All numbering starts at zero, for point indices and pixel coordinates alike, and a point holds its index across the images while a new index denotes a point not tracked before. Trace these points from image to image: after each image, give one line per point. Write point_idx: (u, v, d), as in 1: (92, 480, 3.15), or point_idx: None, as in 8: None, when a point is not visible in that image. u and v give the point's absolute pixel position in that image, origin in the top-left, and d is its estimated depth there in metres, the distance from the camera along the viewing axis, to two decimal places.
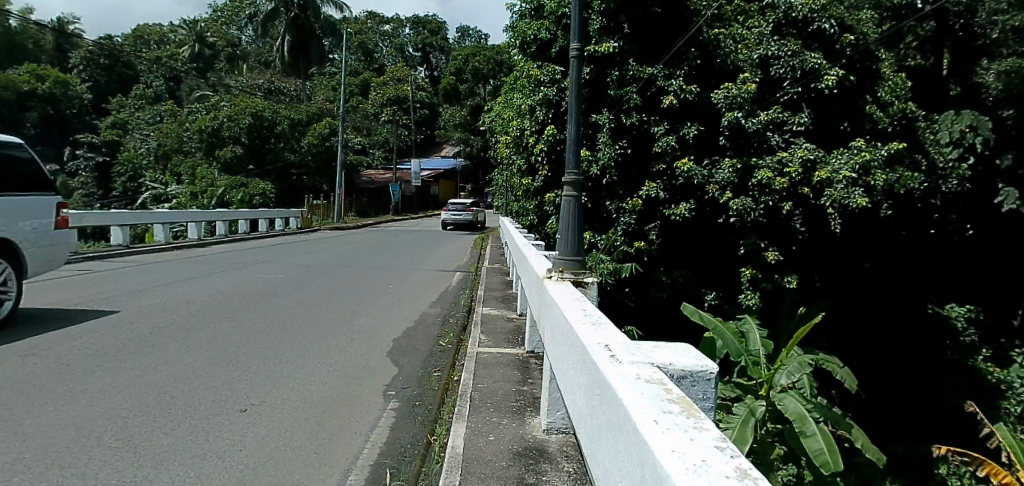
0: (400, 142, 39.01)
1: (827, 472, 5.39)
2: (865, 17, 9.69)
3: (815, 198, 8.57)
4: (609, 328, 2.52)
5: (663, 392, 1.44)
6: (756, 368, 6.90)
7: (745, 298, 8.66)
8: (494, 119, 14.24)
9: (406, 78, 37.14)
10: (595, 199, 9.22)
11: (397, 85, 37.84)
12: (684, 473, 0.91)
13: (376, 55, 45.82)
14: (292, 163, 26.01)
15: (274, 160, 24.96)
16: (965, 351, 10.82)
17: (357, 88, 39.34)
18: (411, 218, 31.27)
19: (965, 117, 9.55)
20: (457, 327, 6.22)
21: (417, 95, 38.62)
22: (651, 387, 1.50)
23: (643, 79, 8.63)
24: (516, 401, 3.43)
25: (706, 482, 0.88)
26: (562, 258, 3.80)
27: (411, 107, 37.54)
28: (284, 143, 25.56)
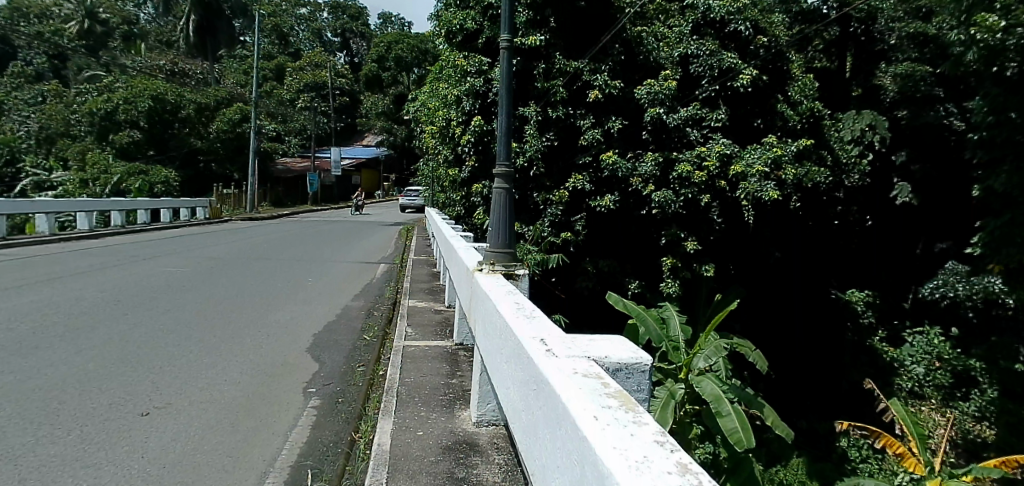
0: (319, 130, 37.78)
1: (740, 448, 5.63)
2: (778, 20, 10.25)
3: (731, 192, 8.99)
4: (545, 321, 2.52)
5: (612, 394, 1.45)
6: (676, 354, 7.21)
7: (666, 286, 8.90)
8: (418, 108, 14.14)
9: (325, 64, 36.02)
10: (522, 190, 9.24)
11: (314, 71, 36.55)
12: (627, 470, 0.87)
13: (291, 38, 44.07)
14: (200, 149, 24.54)
15: (178, 146, 23.48)
16: (864, 332, 11.77)
17: (271, 73, 37.63)
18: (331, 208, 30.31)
19: (865, 116, 10.68)
20: (381, 320, 6.05)
21: (335, 81, 37.24)
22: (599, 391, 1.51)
23: (569, 74, 8.73)
24: (445, 395, 3.33)
25: (652, 478, 0.85)
26: (493, 250, 3.71)
27: (330, 94, 36.35)
28: (189, 129, 24.19)
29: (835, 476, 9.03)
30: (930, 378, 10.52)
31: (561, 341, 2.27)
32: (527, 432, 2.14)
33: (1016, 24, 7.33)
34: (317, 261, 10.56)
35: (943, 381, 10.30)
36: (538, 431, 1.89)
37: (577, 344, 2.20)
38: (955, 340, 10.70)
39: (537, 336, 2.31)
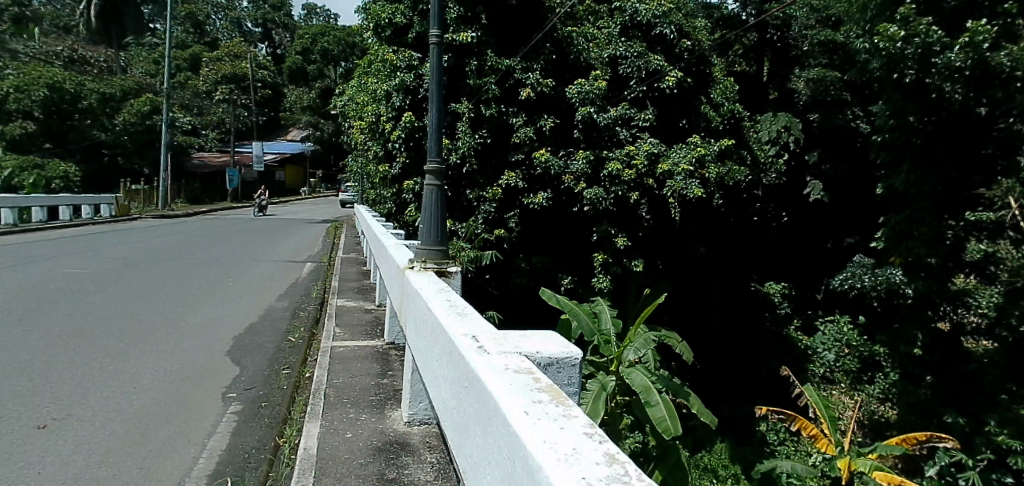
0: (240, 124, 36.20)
1: (669, 435, 6.07)
2: (700, 25, 10.67)
3: (659, 189, 9.24)
4: (476, 318, 2.52)
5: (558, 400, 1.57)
6: (608, 347, 7.36)
7: (597, 281, 9.12)
8: (346, 102, 13.84)
9: (245, 55, 34.49)
10: (455, 187, 9.22)
11: (233, 62, 34.94)
12: (559, 464, 1.00)
13: (207, 27, 41.98)
14: (103, 142, 22.93)
15: (78, 138, 22.04)
16: (781, 321, 12.62)
17: (185, 62, 35.68)
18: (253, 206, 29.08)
19: (782, 119, 11.49)
20: (308, 321, 5.86)
21: (257, 73, 35.73)
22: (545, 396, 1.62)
23: (502, 71, 8.76)
24: (375, 395, 3.27)
25: (579, 469, 0.98)
26: (425, 248, 3.67)
27: (251, 86, 34.86)
28: (91, 120, 22.58)
29: (755, 459, 9.68)
30: (839, 363, 11.59)
31: (494, 337, 2.31)
32: (458, 429, 2.14)
33: (913, 34, 8.01)
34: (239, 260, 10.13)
35: (852, 366, 11.37)
36: (472, 428, 1.94)
37: (511, 341, 2.31)
38: (862, 327, 11.62)
39: (469, 334, 2.31)
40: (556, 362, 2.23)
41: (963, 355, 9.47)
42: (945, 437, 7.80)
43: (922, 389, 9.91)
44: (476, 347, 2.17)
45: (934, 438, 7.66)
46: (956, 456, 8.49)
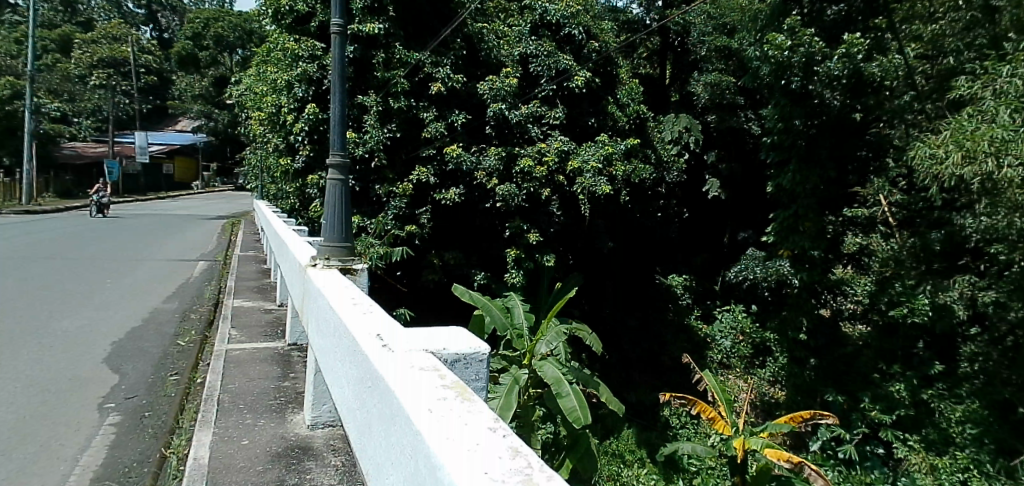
0: (122, 113, 33.44)
1: (579, 425, 6.40)
2: (607, 27, 11.01)
3: (569, 185, 9.49)
4: (381, 316, 2.48)
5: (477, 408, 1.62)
6: (521, 341, 7.62)
7: (510, 276, 9.26)
8: (243, 92, 13.15)
9: (127, 37, 31.82)
10: (363, 182, 8.90)
11: (112, 45, 32.13)
12: (475, 471, 1.08)
13: (79, 6, 38.37)
14: None
15: None
16: (683, 311, 13.42)
17: (55, 43, 32.47)
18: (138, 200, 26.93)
19: (683, 120, 12.11)
20: (200, 324, 5.51)
21: (142, 57, 33.04)
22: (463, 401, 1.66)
23: (410, 65, 8.64)
24: (275, 399, 3.14)
25: (494, 474, 1.08)
26: (328, 245, 3.56)
27: (135, 72, 32.24)
28: None
29: (660, 443, 10.40)
30: (735, 350, 12.24)
31: (399, 334, 2.30)
32: (361, 428, 2.11)
33: (798, 44, 8.73)
34: (119, 260, 9.33)
35: (745, 352, 12.00)
36: (375, 429, 1.93)
37: (416, 338, 2.33)
38: (755, 315, 12.50)
39: (374, 332, 2.27)
40: (464, 358, 2.30)
41: (842, 339, 10.59)
42: (826, 414, 8.52)
43: (807, 371, 10.60)
44: (381, 345, 2.14)
45: (817, 415, 8.36)
46: (835, 432, 9.56)
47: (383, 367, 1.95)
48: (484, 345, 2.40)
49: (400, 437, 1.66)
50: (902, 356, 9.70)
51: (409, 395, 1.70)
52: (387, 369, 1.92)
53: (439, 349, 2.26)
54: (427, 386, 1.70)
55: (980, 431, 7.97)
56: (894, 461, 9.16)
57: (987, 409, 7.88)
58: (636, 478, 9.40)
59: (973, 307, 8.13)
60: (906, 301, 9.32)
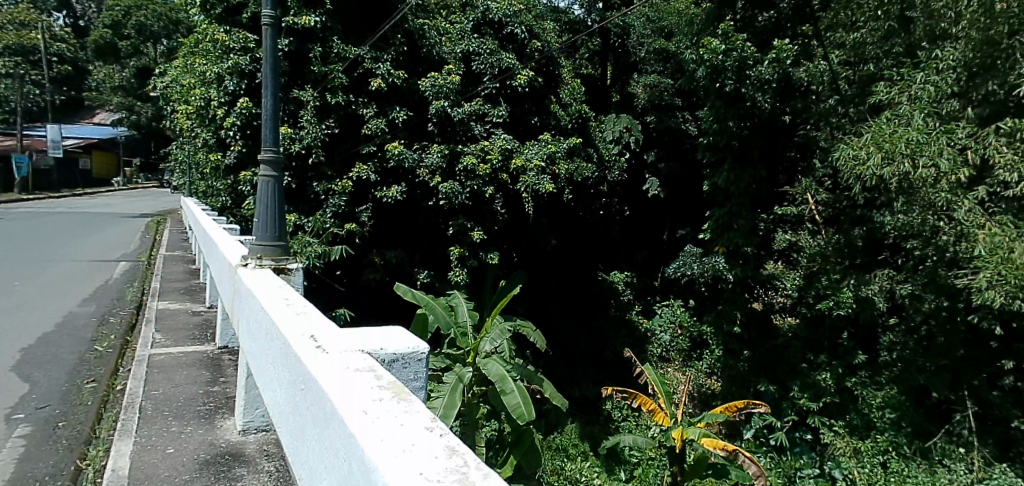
0: (33, 103, 31.18)
1: (522, 421, 6.52)
2: (549, 27, 11.12)
3: (512, 184, 9.52)
4: (315, 316, 2.42)
5: (415, 410, 1.64)
6: (464, 339, 7.60)
7: (454, 275, 9.14)
8: (169, 83, 12.51)
9: (38, 23, 29.67)
10: (300, 179, 8.66)
11: (21, 31, 29.88)
12: None
13: None
14: None
15: None
16: (624, 308, 13.67)
17: None
18: (52, 197, 25.18)
19: (624, 121, 12.41)
20: (120, 327, 5.23)
21: (54, 44, 30.87)
22: (399, 404, 1.67)
23: (349, 60, 8.48)
24: (204, 405, 3.02)
25: None
26: (260, 245, 3.45)
27: (46, 60, 30.10)
28: None
29: (601, 435, 10.56)
30: (673, 343, 12.57)
31: (334, 335, 2.25)
32: (292, 432, 2.07)
33: (731, 49, 9.03)
34: (30, 261, 8.72)
35: (684, 345, 12.36)
36: (308, 433, 1.89)
37: (352, 338, 2.29)
38: (693, 310, 12.84)
39: (308, 334, 2.21)
40: (401, 358, 2.28)
41: (772, 331, 11.07)
42: (758, 403, 8.90)
43: (741, 362, 10.83)
44: (314, 346, 2.10)
45: (750, 404, 8.73)
46: (768, 420, 9.85)
47: (316, 369, 1.92)
48: (423, 345, 2.39)
49: (332, 441, 1.65)
50: (828, 346, 10.28)
51: (343, 398, 1.69)
52: (320, 371, 1.89)
53: (377, 350, 2.24)
54: (361, 389, 1.70)
55: (898, 415, 8.80)
56: (820, 446, 9.47)
57: (903, 394, 8.90)
58: (578, 471, 9.55)
59: (892, 299, 8.97)
60: (832, 294, 9.85)
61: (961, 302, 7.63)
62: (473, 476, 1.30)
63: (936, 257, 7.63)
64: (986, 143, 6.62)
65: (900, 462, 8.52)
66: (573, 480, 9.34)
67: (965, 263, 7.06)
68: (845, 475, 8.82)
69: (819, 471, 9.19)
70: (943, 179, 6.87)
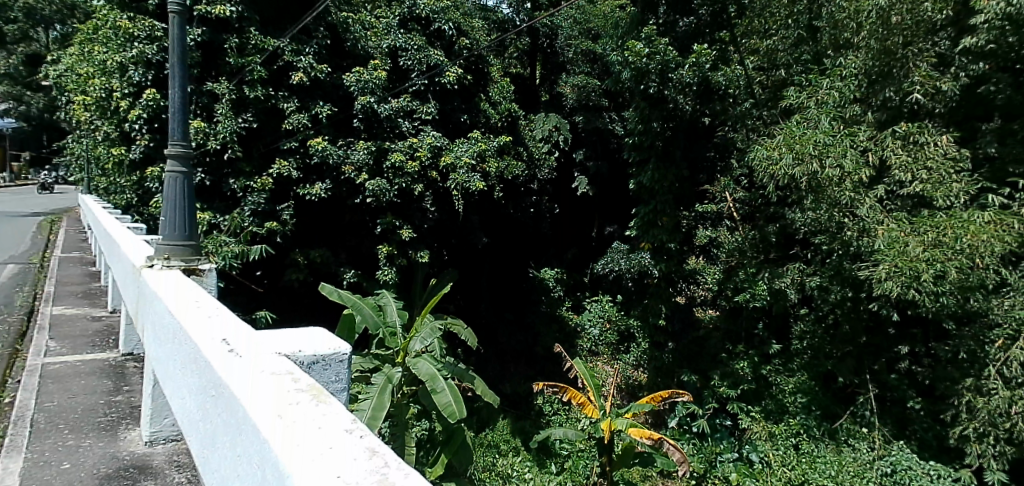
0: None
1: (453, 419, 6.53)
2: (477, 25, 11.15)
3: (442, 182, 9.44)
4: (228, 319, 2.32)
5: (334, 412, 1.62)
6: (393, 339, 7.50)
7: (382, 274, 8.95)
8: (64, 72, 11.58)
9: None
10: (215, 176, 8.26)
11: None
12: None
13: None
14: None
15: None
16: (555, 303, 13.79)
17: None
18: None
19: (552, 119, 12.50)
20: (9, 336, 4.82)
21: None
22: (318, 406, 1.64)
23: (268, 52, 8.14)
24: (106, 416, 2.83)
25: None
26: (168, 245, 3.31)
27: None
28: None
29: (532, 429, 10.72)
30: (602, 337, 12.74)
31: (248, 338, 2.17)
32: (202, 440, 1.98)
33: (654, 52, 9.34)
34: None
35: (611, 339, 12.52)
36: (219, 440, 1.82)
37: (267, 342, 2.22)
38: (620, 305, 12.95)
39: (219, 337, 2.12)
40: (322, 360, 2.22)
41: (695, 322, 11.63)
42: (681, 392, 9.27)
43: (666, 354, 11.31)
44: (226, 350, 2.02)
45: (674, 394, 9.08)
46: (690, 408, 10.27)
47: (227, 373, 1.84)
48: (345, 346, 2.34)
49: (245, 448, 1.60)
50: (745, 337, 10.80)
51: (257, 403, 1.64)
52: (232, 375, 1.82)
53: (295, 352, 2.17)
54: (277, 393, 1.65)
55: (809, 399, 9.40)
56: (738, 430, 9.98)
57: (813, 379, 9.56)
58: (510, 466, 9.65)
59: (802, 291, 9.43)
60: (749, 287, 10.37)
61: (861, 293, 8.32)
62: (392, 475, 1.30)
63: (842, 252, 8.12)
64: (884, 145, 7.53)
65: (810, 443, 9.00)
66: (504, 476, 9.43)
67: (867, 257, 7.64)
68: (760, 457, 9.16)
69: (738, 456, 9.57)
70: (848, 179, 7.41)
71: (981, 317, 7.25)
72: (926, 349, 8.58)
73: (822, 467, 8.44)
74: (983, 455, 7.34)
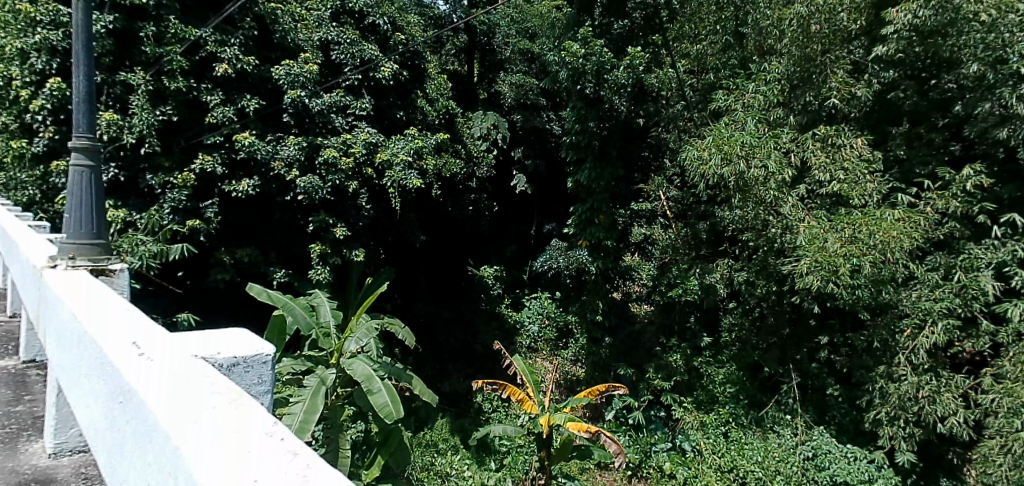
0: None
1: (389, 420, 6.44)
2: (412, 21, 11.02)
3: (378, 179, 9.28)
4: (139, 321, 2.22)
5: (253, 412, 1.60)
6: (328, 340, 7.32)
7: (316, 273, 8.72)
8: None
9: None
10: (131, 171, 7.69)
11: None
12: None
13: None
14: None
15: None
16: (495, 301, 13.71)
17: None
18: None
19: (490, 117, 12.54)
20: None
21: None
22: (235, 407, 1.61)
23: (189, 42, 7.79)
24: (5, 428, 2.63)
25: None
26: (74, 244, 3.19)
27: None
28: None
29: (471, 427, 10.71)
30: (541, 334, 12.92)
31: (161, 340, 2.08)
32: (108, 448, 1.89)
33: (590, 53, 9.50)
34: None
35: (550, 335, 12.69)
36: (126, 449, 1.75)
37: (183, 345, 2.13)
38: (558, 301, 13.29)
39: (130, 341, 2.02)
40: (244, 361, 2.15)
41: (630, 318, 11.70)
42: (617, 385, 9.48)
43: (603, 348, 11.27)
44: (136, 353, 1.93)
45: (610, 387, 9.28)
46: (627, 401, 10.43)
47: (137, 376, 1.78)
48: (268, 347, 2.26)
49: (156, 455, 1.54)
50: (678, 330, 11.18)
51: (168, 407, 1.59)
52: (142, 378, 1.76)
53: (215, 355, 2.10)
54: (192, 395, 1.61)
55: (737, 388, 10.01)
56: (672, 420, 10.33)
57: (741, 369, 10.03)
58: (449, 465, 9.62)
59: (730, 286, 9.97)
60: (681, 283, 10.84)
61: (785, 287, 8.73)
62: (313, 476, 1.32)
63: (766, 247, 8.53)
64: (805, 147, 8.00)
65: (739, 430, 9.60)
66: (443, 474, 9.39)
67: (789, 253, 8.04)
68: (692, 446, 9.57)
69: (671, 445, 9.91)
70: (772, 179, 7.87)
71: (893, 308, 7.77)
72: (844, 338, 8.92)
73: (749, 454, 9.08)
74: (894, 437, 7.91)
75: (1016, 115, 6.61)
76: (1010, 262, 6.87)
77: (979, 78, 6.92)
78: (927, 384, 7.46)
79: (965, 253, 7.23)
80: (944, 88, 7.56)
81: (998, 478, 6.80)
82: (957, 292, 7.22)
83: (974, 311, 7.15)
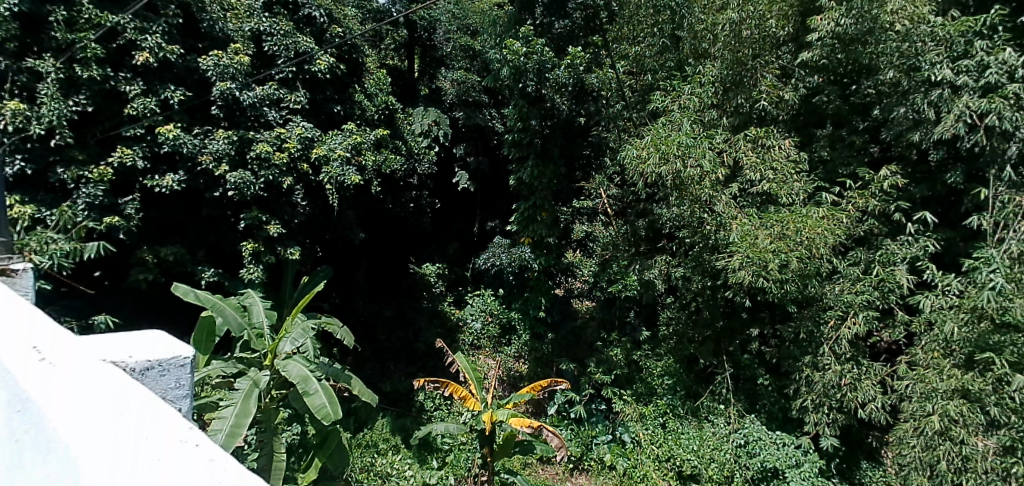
0: None
1: (328, 422, 6.26)
2: (350, 13, 10.72)
3: (314, 175, 9.00)
4: (49, 345, 2.70)
5: (165, 419, 2.31)
6: (261, 341, 6.99)
7: (247, 273, 8.37)
8: None
9: None
10: (38, 164, 7.10)
11: None
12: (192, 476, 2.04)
13: None
14: None
15: None
16: (437, 299, 13.44)
17: None
18: None
19: (432, 113, 12.34)
20: None
21: None
22: (150, 412, 2.34)
23: (104, 28, 7.33)
24: None
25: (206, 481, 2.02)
26: None
27: None
28: None
29: (413, 426, 10.56)
30: (484, 331, 12.68)
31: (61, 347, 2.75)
32: None
33: (531, 52, 9.48)
34: None
35: (493, 332, 12.50)
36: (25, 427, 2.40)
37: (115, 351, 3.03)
38: (502, 298, 12.92)
39: (34, 349, 2.65)
40: (160, 363, 3.06)
41: (572, 313, 11.82)
42: (559, 380, 9.54)
43: (546, 344, 11.56)
44: (37, 359, 2.59)
45: (553, 382, 9.32)
46: (569, 395, 10.58)
47: (38, 386, 2.43)
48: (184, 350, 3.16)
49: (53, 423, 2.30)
50: (618, 325, 11.14)
51: (74, 416, 2.30)
52: (46, 390, 2.42)
53: (137, 360, 2.99)
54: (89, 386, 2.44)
55: (674, 380, 10.13)
56: (612, 413, 10.52)
57: (678, 361, 10.26)
58: (390, 465, 9.45)
59: (668, 281, 10.11)
60: (620, 279, 10.69)
61: (718, 282, 9.03)
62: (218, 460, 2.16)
63: (701, 244, 8.79)
64: (738, 147, 8.30)
65: (675, 421, 9.83)
66: (384, 475, 9.21)
67: (723, 249, 8.32)
68: (632, 437, 9.90)
69: (611, 437, 10.18)
70: (707, 178, 8.11)
71: (817, 300, 8.10)
72: (773, 330, 9.35)
73: (685, 442, 9.31)
74: (819, 423, 8.30)
75: (926, 120, 7.10)
76: (921, 256, 7.52)
77: (895, 84, 7.46)
78: (849, 372, 7.91)
79: (883, 248, 7.75)
80: (864, 94, 8.06)
81: (912, 458, 7.24)
82: (875, 286, 7.68)
83: (890, 303, 7.67)
